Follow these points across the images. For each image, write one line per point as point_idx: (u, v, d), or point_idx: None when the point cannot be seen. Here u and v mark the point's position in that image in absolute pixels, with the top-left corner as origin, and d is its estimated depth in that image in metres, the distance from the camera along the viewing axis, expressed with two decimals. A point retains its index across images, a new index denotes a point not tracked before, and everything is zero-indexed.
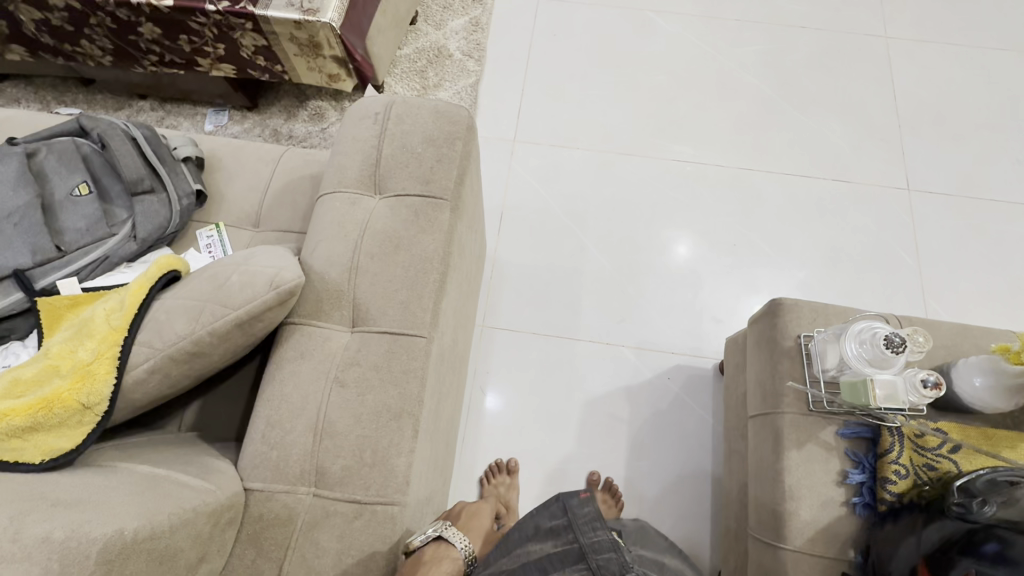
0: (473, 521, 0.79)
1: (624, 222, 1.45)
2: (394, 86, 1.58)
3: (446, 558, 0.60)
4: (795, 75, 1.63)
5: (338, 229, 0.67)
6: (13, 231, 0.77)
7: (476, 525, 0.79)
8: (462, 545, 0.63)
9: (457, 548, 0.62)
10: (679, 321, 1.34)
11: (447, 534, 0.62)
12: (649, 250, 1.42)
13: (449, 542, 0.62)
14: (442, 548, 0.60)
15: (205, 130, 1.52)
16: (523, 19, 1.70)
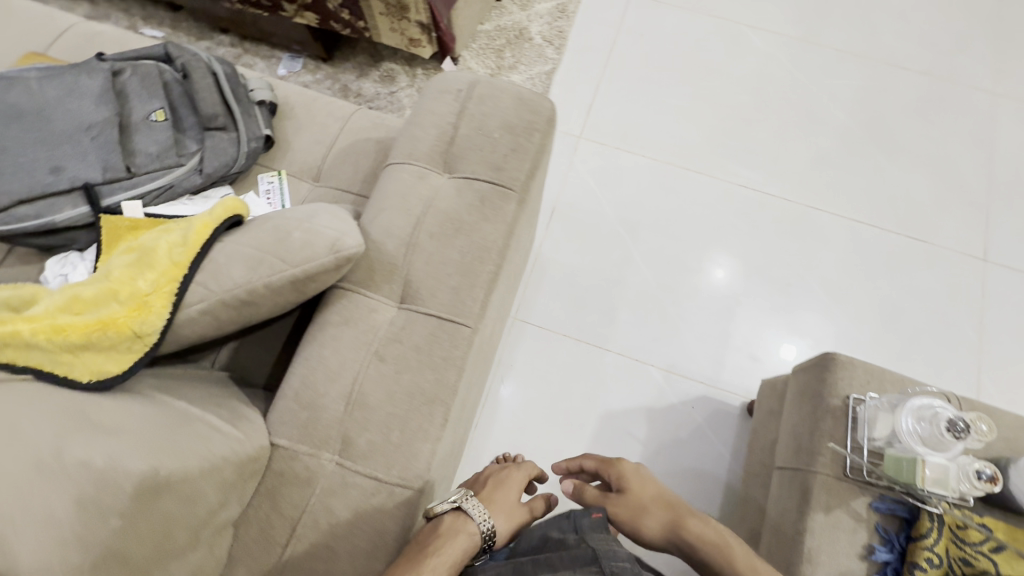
0: (497, 496, 0.65)
1: (676, 240, 1.40)
2: (469, 61, 1.55)
3: (462, 531, 0.55)
4: (886, 119, 1.54)
5: (403, 201, 0.66)
6: (89, 145, 0.79)
7: (503, 502, 0.65)
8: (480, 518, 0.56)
9: (474, 523, 0.56)
10: (712, 351, 1.29)
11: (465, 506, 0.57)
12: (696, 274, 1.37)
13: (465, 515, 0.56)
14: (458, 519, 0.56)
15: (278, 74, 1.53)
16: (612, 13, 1.65)
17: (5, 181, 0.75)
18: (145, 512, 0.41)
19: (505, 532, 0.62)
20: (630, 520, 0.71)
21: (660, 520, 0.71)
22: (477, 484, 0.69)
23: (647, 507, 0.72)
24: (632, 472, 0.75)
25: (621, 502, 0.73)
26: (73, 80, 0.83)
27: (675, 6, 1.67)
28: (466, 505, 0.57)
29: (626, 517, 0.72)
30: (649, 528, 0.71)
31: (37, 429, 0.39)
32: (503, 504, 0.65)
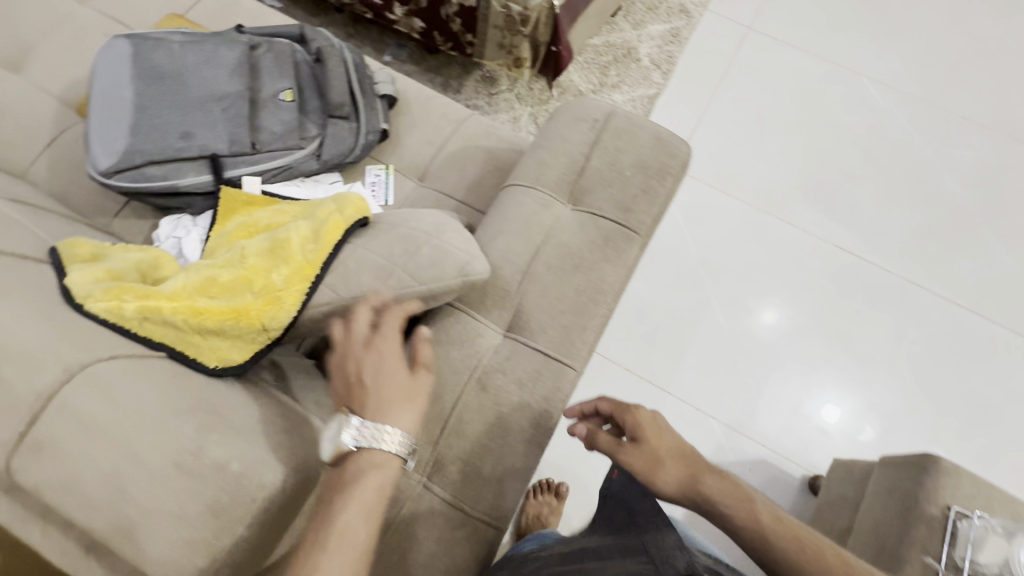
0: (381, 393, 0.47)
1: (755, 290, 1.34)
2: (573, 74, 1.52)
3: (386, 461, 0.45)
4: (1008, 199, 1.43)
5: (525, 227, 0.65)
6: (221, 116, 0.81)
7: (394, 398, 0.47)
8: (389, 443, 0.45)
9: (383, 449, 0.45)
10: (768, 408, 1.24)
11: (364, 442, 0.45)
12: (772, 329, 1.31)
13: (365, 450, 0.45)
14: (366, 457, 0.45)
15: (382, 59, 1.54)
16: (725, 45, 1.59)
17: (141, 140, 0.77)
18: (263, 520, 0.42)
19: (416, 424, 0.47)
20: (644, 476, 0.55)
21: (677, 473, 0.54)
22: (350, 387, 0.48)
23: (660, 460, 0.55)
24: (649, 419, 0.58)
25: (636, 451, 0.56)
26: (213, 50, 0.85)
27: (794, 46, 1.59)
28: (365, 436, 0.45)
29: (643, 471, 0.55)
30: (669, 484, 0.54)
31: (182, 423, 0.42)
32: (397, 398, 0.47)
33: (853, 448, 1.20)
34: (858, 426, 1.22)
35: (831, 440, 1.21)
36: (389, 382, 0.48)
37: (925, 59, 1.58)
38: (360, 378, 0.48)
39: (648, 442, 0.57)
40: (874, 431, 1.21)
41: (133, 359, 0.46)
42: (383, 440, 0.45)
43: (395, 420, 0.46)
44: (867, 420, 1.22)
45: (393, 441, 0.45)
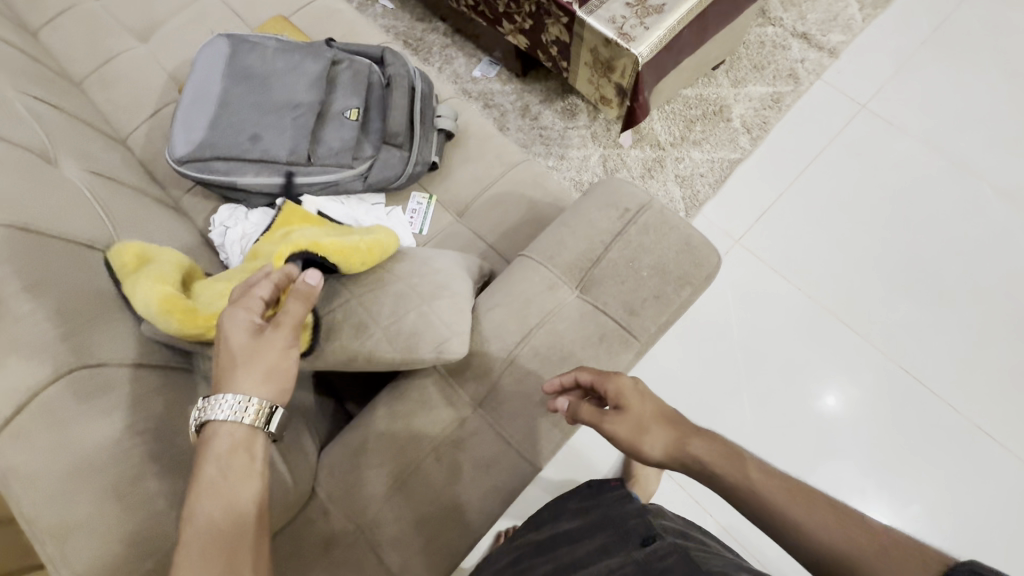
0: (224, 358, 0.51)
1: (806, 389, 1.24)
2: (655, 122, 1.48)
3: (245, 440, 0.49)
4: None
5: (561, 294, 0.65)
6: (289, 123, 0.86)
7: (233, 361, 0.51)
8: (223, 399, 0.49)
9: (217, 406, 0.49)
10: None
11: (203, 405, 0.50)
12: (818, 430, 1.20)
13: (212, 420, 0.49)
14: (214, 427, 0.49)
15: (472, 74, 1.58)
16: (831, 119, 1.46)
17: (215, 136, 0.85)
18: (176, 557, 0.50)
19: (252, 380, 0.50)
20: (638, 443, 0.52)
21: (664, 438, 0.51)
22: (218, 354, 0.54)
23: (651, 428, 0.52)
24: (630, 384, 0.54)
25: (620, 420, 0.53)
26: (300, 59, 0.91)
27: (912, 135, 1.43)
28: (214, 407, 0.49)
29: (637, 438, 0.52)
30: (673, 449, 0.50)
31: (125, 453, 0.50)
32: (231, 355, 0.51)
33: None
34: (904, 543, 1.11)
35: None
36: (234, 343, 0.51)
37: None
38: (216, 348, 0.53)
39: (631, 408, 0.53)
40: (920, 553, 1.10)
41: (117, 369, 0.54)
42: (229, 409, 0.49)
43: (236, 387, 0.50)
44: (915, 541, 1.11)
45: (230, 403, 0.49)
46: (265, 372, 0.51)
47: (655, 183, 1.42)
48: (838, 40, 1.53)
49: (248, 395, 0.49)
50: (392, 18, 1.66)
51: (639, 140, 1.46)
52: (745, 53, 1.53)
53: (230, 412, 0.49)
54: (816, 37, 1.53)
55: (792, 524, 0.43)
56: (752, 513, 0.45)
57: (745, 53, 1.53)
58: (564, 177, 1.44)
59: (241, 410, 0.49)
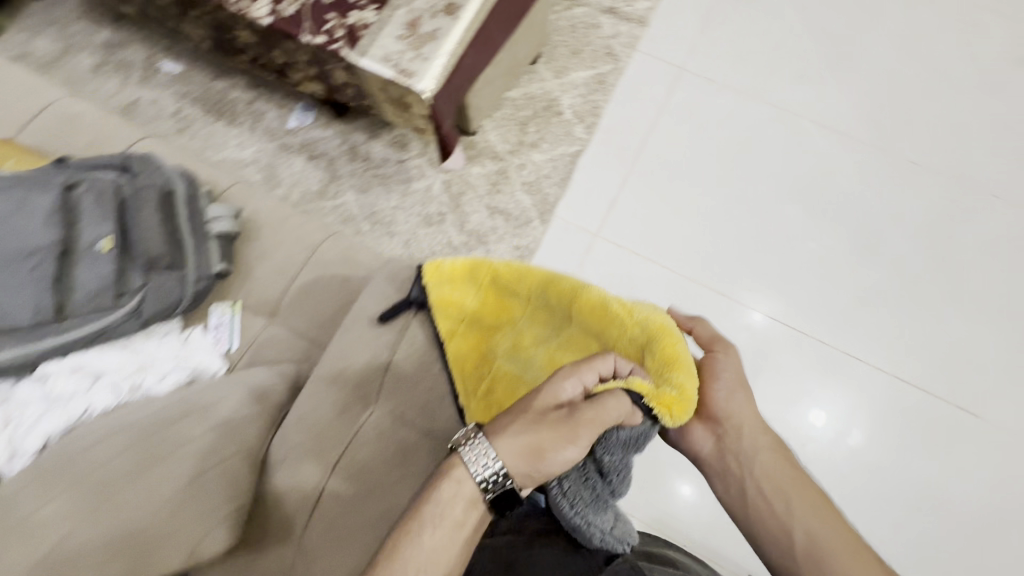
0: (513, 418, 0.61)
1: (730, 312, 1.29)
2: (489, 132, 1.43)
3: (472, 501, 0.58)
4: (959, 255, 1.31)
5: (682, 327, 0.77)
6: (23, 277, 0.70)
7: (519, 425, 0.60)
8: (477, 472, 0.58)
9: (467, 471, 0.58)
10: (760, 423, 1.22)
11: (465, 454, 0.59)
12: (747, 354, 1.26)
13: (459, 459, 0.59)
14: (455, 468, 0.59)
15: (288, 125, 1.45)
16: (656, 89, 1.46)
17: None
18: None
19: (510, 456, 0.58)
20: (732, 419, 0.74)
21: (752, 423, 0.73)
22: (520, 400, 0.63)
23: (744, 417, 0.74)
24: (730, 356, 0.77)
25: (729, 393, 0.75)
26: (19, 190, 0.74)
27: (732, 88, 1.46)
28: (471, 444, 0.60)
29: (731, 412, 0.74)
30: (752, 435, 0.73)
31: None
32: (520, 421, 0.60)
33: (836, 465, 1.19)
34: (845, 430, 1.21)
35: (822, 451, 1.19)
36: (533, 402, 0.61)
37: (876, 97, 1.43)
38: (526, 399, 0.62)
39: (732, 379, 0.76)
40: (861, 434, 1.20)
41: None
42: (476, 464, 0.58)
43: (498, 441, 0.59)
44: (856, 424, 1.21)
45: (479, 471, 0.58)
46: (517, 453, 0.58)
47: (504, 196, 1.37)
48: (643, 6, 1.52)
49: (499, 459, 0.58)
50: (181, 84, 1.49)
51: (477, 156, 1.40)
52: (559, 40, 1.50)
53: (479, 466, 0.58)
54: (623, 9, 1.52)
55: (822, 537, 0.64)
56: (804, 539, 0.65)
57: (560, 40, 1.50)
58: (411, 213, 1.37)
59: (486, 473, 0.58)
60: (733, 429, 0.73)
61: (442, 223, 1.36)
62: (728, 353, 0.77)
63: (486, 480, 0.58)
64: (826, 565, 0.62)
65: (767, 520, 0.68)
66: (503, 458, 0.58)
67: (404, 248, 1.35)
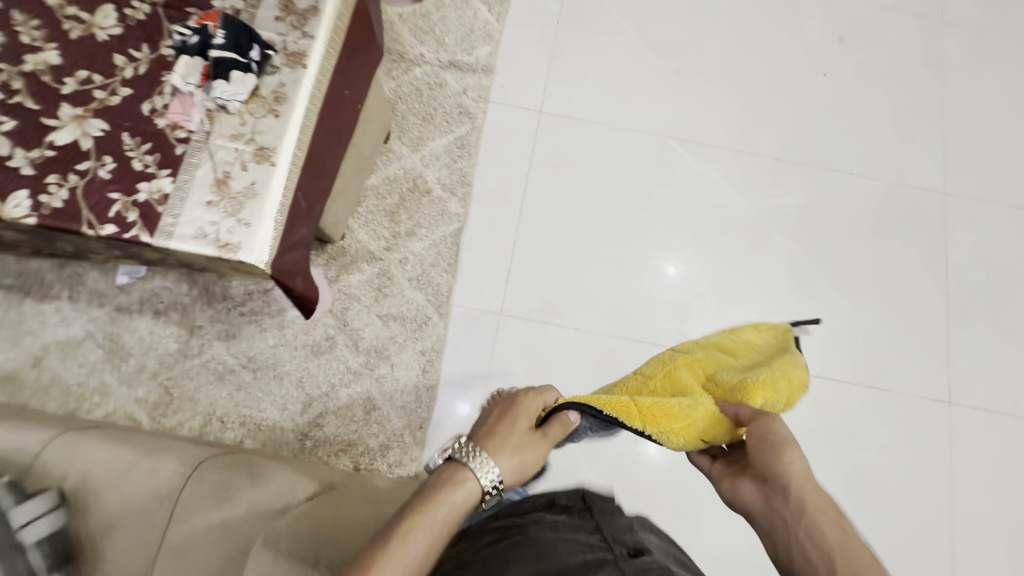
0: (507, 437, 0.72)
1: (650, 269, 1.33)
2: (357, 231, 1.28)
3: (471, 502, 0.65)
4: (836, 239, 1.38)
5: (733, 408, 0.63)
6: None
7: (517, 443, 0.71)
8: (483, 479, 0.66)
9: (475, 478, 0.66)
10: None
11: (469, 463, 0.66)
12: None
13: (464, 465, 0.67)
14: (466, 478, 0.65)
15: (117, 283, 1.22)
16: (521, 140, 1.39)
17: None
18: None
19: (505, 466, 0.68)
20: (796, 489, 0.56)
21: (799, 487, 0.56)
22: (498, 420, 0.75)
23: (794, 480, 0.56)
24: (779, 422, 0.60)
25: (770, 453, 0.58)
26: None
27: (594, 122, 1.41)
28: (475, 456, 0.67)
29: (792, 479, 0.56)
30: (817, 517, 0.53)
31: None
32: (507, 439, 0.71)
33: None
34: None
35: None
36: (516, 422, 0.74)
37: (730, 99, 1.44)
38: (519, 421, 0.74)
39: (778, 441, 0.59)
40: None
41: None
42: (481, 471, 0.66)
43: (499, 460, 0.68)
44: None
45: (484, 478, 0.66)
46: (512, 463, 0.69)
47: (394, 299, 1.25)
48: (484, 53, 1.43)
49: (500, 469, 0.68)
50: None
51: (351, 261, 1.27)
52: (406, 110, 1.37)
53: (486, 476, 0.66)
54: (464, 61, 1.42)
55: None
56: None
57: (407, 109, 1.37)
58: (296, 347, 1.22)
59: (488, 479, 0.66)
60: (774, 491, 0.56)
61: (334, 348, 1.22)
62: (772, 422, 0.60)
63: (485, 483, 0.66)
64: None
65: None
66: (503, 471, 0.67)
67: (298, 388, 1.19)
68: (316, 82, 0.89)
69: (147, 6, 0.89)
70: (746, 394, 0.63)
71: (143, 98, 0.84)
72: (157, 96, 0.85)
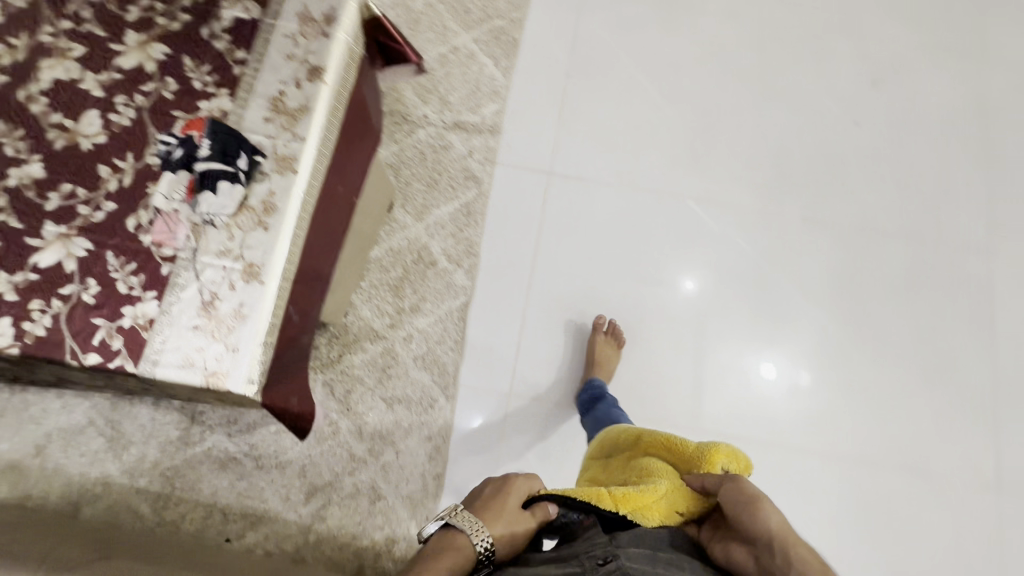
0: (495, 511, 0.72)
1: (664, 283, 1.29)
2: (360, 309, 1.24)
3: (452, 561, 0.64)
4: (870, 306, 1.28)
5: (698, 480, 0.72)
6: None
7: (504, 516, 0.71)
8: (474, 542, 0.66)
9: (468, 540, 0.67)
10: (712, 378, 1.24)
11: (461, 525, 0.68)
12: None
13: (456, 530, 0.68)
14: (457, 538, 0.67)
15: None
16: (530, 205, 1.32)
17: None
18: None
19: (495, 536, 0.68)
20: (780, 536, 0.61)
21: (772, 518, 0.63)
22: (492, 496, 0.75)
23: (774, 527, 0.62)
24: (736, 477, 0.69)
25: (733, 504, 0.66)
26: None
27: (607, 183, 1.33)
28: (467, 520, 0.68)
29: (773, 535, 0.61)
30: (802, 559, 0.59)
31: None
32: (499, 516, 0.71)
33: None
34: (794, 372, 1.24)
35: (776, 401, 1.23)
36: (510, 497, 0.74)
37: (754, 154, 1.35)
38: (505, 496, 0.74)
39: (740, 489, 0.67)
40: (810, 373, 1.24)
41: None
42: (475, 536, 0.67)
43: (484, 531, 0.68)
44: (803, 365, 1.25)
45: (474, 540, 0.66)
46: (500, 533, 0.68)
47: (399, 380, 1.20)
48: (491, 112, 1.36)
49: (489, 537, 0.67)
50: None
51: (355, 340, 1.22)
52: (410, 177, 1.31)
53: (478, 539, 0.66)
54: (469, 120, 1.35)
55: None
56: None
57: (411, 176, 1.32)
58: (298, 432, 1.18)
59: (481, 545, 0.66)
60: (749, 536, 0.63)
61: (337, 434, 1.18)
62: (736, 479, 0.68)
63: (476, 546, 0.66)
64: None
65: None
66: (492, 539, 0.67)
67: (301, 477, 1.15)
68: (307, 187, 0.84)
69: (132, 110, 0.84)
70: (709, 460, 0.74)
71: (127, 213, 0.80)
72: (142, 210, 0.80)
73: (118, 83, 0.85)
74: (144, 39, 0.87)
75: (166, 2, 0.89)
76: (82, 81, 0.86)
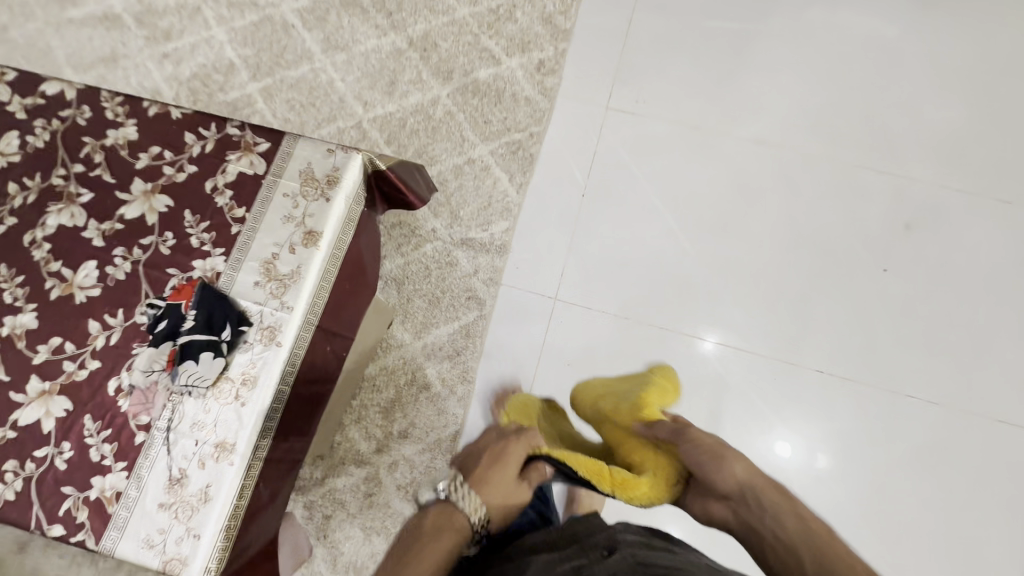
0: (496, 480, 0.83)
1: (683, 340, 1.27)
2: (349, 430, 1.22)
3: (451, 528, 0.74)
4: (888, 477, 1.18)
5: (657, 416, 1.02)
6: None
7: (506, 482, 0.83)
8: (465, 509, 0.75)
9: (463, 515, 0.75)
10: None
11: (453, 497, 0.76)
12: None
13: (456, 506, 0.76)
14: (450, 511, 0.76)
15: None
16: (530, 331, 1.28)
17: None
18: None
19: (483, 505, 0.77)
20: (741, 483, 0.82)
21: (733, 472, 0.83)
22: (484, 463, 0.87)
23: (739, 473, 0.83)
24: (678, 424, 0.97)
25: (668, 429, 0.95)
26: None
27: (614, 314, 1.29)
28: (456, 490, 0.78)
29: (737, 481, 0.82)
30: (761, 493, 0.80)
31: None
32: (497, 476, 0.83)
33: None
34: (811, 452, 1.20)
35: (793, 479, 1.19)
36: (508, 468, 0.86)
37: (770, 296, 1.29)
38: (502, 461, 0.87)
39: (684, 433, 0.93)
40: (827, 455, 1.20)
41: None
42: (472, 512, 0.75)
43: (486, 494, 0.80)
44: (821, 447, 1.21)
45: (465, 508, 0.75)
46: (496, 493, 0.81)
47: (379, 511, 1.17)
48: (501, 230, 1.34)
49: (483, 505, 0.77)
50: None
51: (340, 463, 1.20)
52: (412, 293, 1.30)
53: (467, 504, 0.76)
54: (477, 238, 1.33)
55: (806, 525, 0.73)
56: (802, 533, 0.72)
57: (414, 292, 1.30)
58: None
59: (475, 516, 0.75)
60: (705, 462, 0.86)
61: (311, 563, 1.15)
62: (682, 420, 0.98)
63: (473, 519, 0.75)
64: (821, 541, 0.70)
65: (773, 505, 0.76)
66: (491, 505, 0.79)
67: None
68: (290, 359, 0.82)
69: (129, 263, 0.85)
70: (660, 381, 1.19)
71: (109, 375, 0.80)
72: (125, 373, 0.80)
73: (118, 234, 0.86)
74: (149, 189, 0.88)
75: (175, 152, 0.90)
76: (84, 229, 0.86)
